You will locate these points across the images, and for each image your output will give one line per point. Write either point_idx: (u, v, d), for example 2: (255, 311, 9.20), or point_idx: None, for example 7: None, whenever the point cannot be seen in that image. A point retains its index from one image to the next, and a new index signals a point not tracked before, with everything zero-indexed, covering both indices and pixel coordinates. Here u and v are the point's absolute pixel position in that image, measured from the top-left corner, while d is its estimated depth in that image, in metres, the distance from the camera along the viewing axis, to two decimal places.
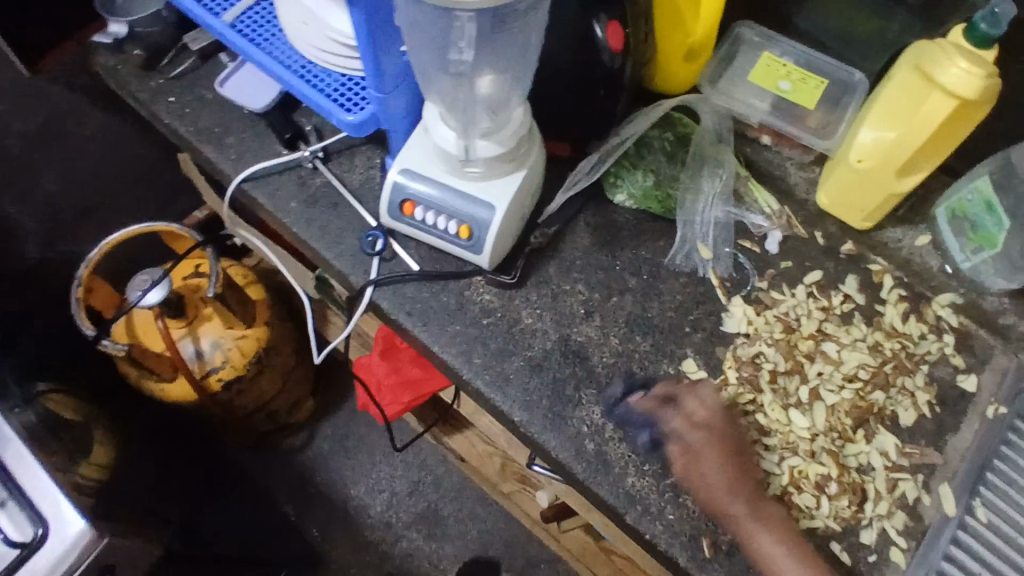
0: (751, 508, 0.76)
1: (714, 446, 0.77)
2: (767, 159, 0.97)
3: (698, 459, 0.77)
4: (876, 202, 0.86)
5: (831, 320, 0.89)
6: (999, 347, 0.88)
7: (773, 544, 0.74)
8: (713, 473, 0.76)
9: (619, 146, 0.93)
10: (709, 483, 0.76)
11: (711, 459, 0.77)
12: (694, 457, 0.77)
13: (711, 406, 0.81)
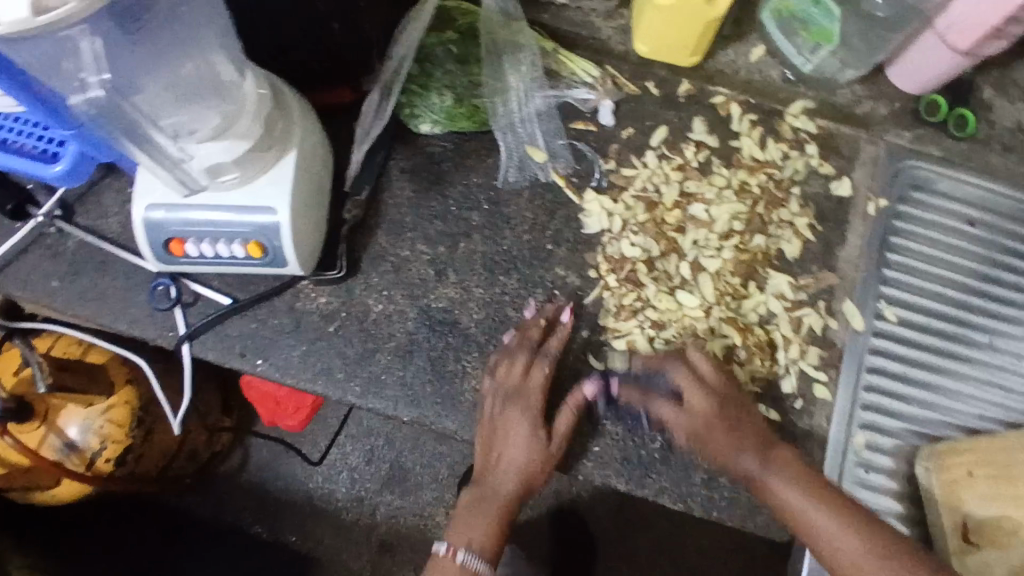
0: (786, 470, 0.69)
1: (704, 418, 0.71)
2: (570, 21, 0.84)
3: (709, 427, 0.70)
4: (696, 33, 0.75)
5: (691, 177, 0.81)
6: (862, 137, 0.83)
7: (799, 494, 0.67)
8: (720, 437, 0.70)
9: (395, 74, 0.75)
10: (727, 455, 0.70)
11: (717, 431, 0.70)
12: (689, 413, 0.72)
13: (707, 373, 0.72)
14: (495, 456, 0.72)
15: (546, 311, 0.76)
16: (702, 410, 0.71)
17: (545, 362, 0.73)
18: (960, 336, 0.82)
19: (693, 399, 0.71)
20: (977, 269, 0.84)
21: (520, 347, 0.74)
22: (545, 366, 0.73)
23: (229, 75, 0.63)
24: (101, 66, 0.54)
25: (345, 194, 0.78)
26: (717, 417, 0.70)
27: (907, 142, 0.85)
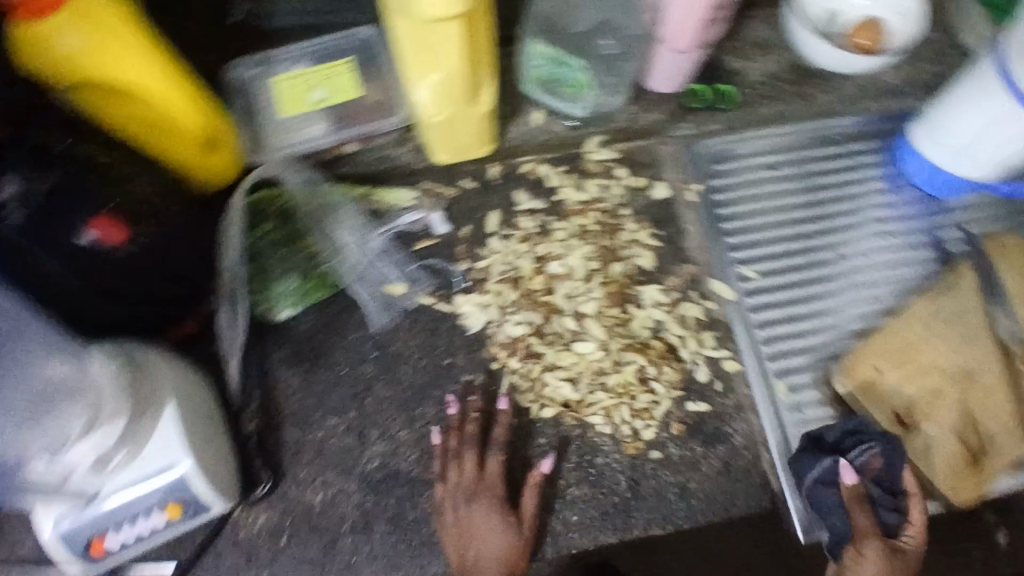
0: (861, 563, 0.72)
1: (903, 563, 0.70)
2: (368, 159, 0.88)
3: (877, 560, 0.69)
4: (477, 128, 0.82)
5: (537, 241, 0.86)
6: (655, 143, 0.93)
7: None
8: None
9: (235, 281, 0.77)
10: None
11: (874, 556, 0.69)
12: (895, 553, 0.70)
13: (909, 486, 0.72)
14: (469, 552, 0.73)
15: (469, 404, 0.79)
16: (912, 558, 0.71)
17: (501, 454, 0.76)
18: (814, 260, 0.91)
19: (915, 537, 0.72)
20: (797, 200, 0.93)
21: (467, 443, 0.77)
22: (499, 454, 0.76)
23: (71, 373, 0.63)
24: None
25: (239, 408, 0.78)
26: (906, 568, 0.70)
27: (690, 131, 0.94)
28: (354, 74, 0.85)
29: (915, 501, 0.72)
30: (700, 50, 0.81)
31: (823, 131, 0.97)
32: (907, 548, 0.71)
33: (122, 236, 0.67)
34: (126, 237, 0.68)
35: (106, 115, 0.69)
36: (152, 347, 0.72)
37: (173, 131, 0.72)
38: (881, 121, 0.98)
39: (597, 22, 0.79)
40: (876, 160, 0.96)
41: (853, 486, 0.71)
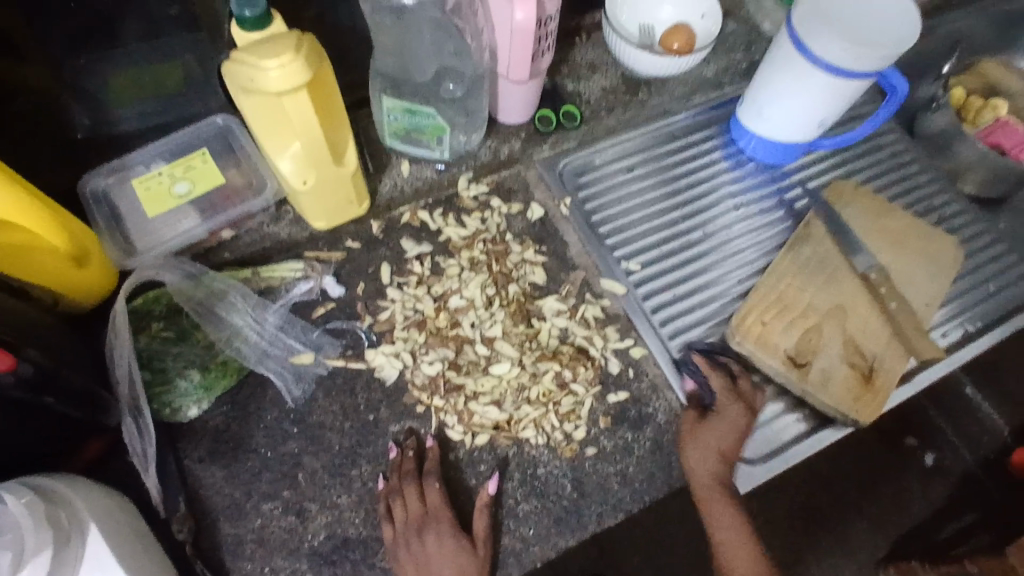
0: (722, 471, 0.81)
1: (729, 424, 0.82)
2: (248, 241, 0.88)
3: (708, 432, 0.82)
4: (349, 190, 0.84)
5: (432, 282, 0.89)
6: (520, 169, 1.00)
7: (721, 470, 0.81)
8: (712, 440, 0.81)
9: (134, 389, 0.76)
10: (699, 446, 0.81)
11: (706, 425, 0.82)
12: (721, 419, 0.83)
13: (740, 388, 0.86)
14: None
15: (407, 443, 0.80)
16: (739, 420, 0.82)
17: (434, 486, 0.77)
18: (686, 242, 0.99)
19: (729, 407, 0.83)
20: (659, 192, 1.02)
21: (405, 480, 0.77)
22: (435, 483, 0.78)
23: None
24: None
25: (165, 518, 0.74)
26: (735, 428, 0.82)
27: (548, 153, 1.01)
28: (212, 163, 0.86)
29: (713, 373, 0.86)
30: (535, 77, 0.89)
31: (665, 129, 1.07)
32: (725, 413, 0.83)
33: (11, 365, 0.61)
34: (14, 365, 0.61)
35: None
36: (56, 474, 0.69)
37: (35, 252, 0.70)
38: (711, 111, 1.10)
39: (437, 69, 0.84)
40: (716, 144, 1.08)
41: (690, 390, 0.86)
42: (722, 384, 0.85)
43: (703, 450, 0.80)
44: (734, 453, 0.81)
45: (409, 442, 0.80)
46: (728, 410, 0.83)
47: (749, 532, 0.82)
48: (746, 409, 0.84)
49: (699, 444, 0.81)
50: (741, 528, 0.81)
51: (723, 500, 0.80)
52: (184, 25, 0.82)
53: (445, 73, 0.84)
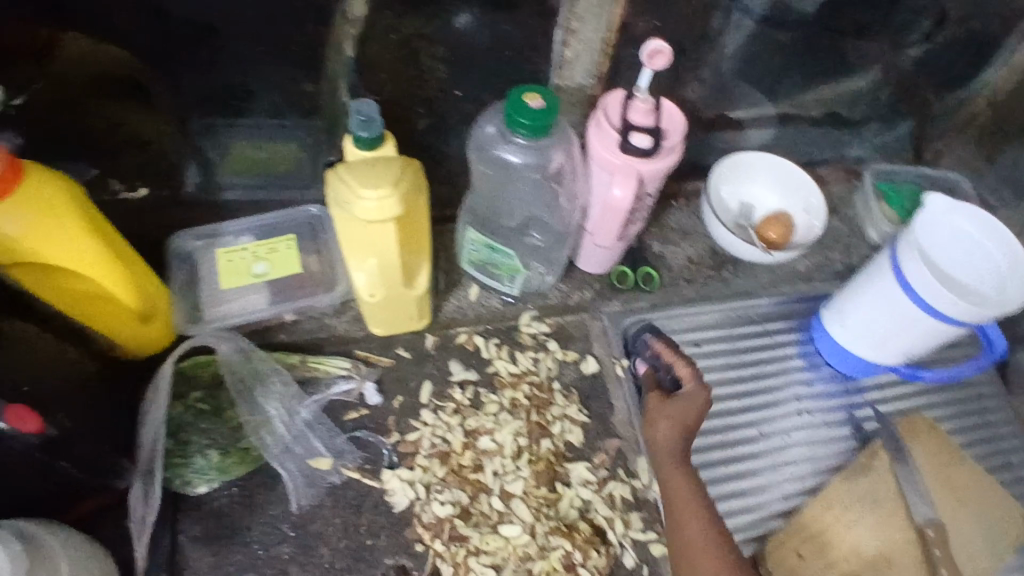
0: (677, 466, 0.79)
1: (688, 405, 0.82)
2: (305, 328, 0.89)
3: (668, 408, 0.82)
4: (413, 308, 0.85)
5: (467, 414, 0.88)
6: (585, 318, 0.97)
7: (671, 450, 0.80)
8: (667, 423, 0.81)
9: (153, 454, 0.76)
10: (660, 420, 0.82)
11: (666, 407, 0.82)
12: (680, 401, 0.82)
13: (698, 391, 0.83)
14: None
15: None
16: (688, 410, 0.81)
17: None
18: (735, 437, 0.94)
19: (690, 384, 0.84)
20: (721, 377, 0.97)
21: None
22: None
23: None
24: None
25: None
26: (696, 408, 0.82)
27: (618, 308, 0.99)
28: (294, 251, 0.89)
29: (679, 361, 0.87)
30: (621, 242, 0.89)
31: (745, 310, 1.03)
32: (682, 395, 0.83)
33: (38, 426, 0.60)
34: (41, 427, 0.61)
35: (38, 292, 0.71)
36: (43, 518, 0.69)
37: (100, 301, 0.73)
38: (797, 301, 1.05)
39: (525, 217, 0.85)
40: (794, 339, 1.03)
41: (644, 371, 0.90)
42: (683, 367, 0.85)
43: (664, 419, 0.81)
44: (693, 431, 0.81)
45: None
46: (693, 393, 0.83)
47: (699, 496, 0.77)
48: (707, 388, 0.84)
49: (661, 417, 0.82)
50: (689, 491, 0.77)
51: (679, 466, 0.79)
52: (302, 116, 0.87)
53: (533, 222, 0.85)
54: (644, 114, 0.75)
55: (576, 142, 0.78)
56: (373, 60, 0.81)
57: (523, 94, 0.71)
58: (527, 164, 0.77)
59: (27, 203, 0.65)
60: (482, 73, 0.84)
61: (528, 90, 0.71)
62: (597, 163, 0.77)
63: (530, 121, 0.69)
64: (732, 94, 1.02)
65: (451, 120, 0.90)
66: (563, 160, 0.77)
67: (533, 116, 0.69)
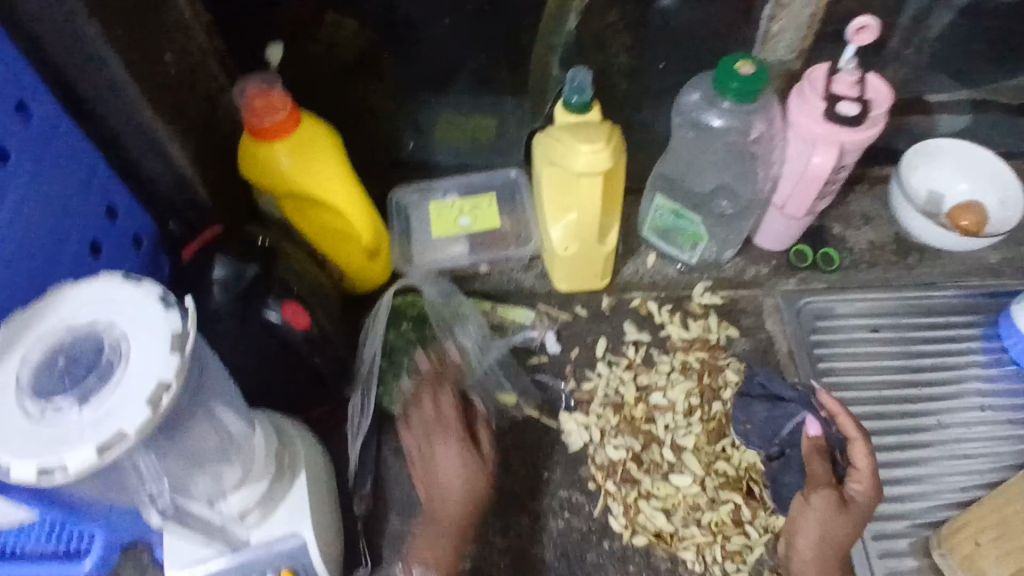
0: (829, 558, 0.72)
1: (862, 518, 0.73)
2: (497, 279, 0.98)
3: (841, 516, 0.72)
4: (599, 266, 0.91)
5: (640, 371, 0.92)
6: (759, 293, 0.99)
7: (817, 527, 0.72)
8: (819, 524, 0.72)
9: (370, 371, 0.87)
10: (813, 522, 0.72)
11: (830, 514, 0.72)
12: (845, 512, 0.72)
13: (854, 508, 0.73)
14: (429, 488, 0.80)
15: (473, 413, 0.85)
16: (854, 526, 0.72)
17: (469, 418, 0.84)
18: (911, 425, 0.90)
19: (866, 483, 0.74)
20: (898, 365, 0.95)
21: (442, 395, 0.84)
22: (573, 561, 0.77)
23: (241, 427, 0.69)
24: (163, 479, 0.57)
25: (353, 493, 0.85)
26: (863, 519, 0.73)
27: (793, 287, 0.99)
28: (494, 208, 0.98)
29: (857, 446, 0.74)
30: (807, 218, 0.91)
31: (927, 301, 0.99)
32: (861, 496, 0.74)
33: (304, 321, 0.73)
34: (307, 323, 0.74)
35: (297, 219, 0.85)
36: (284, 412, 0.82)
37: (340, 235, 0.86)
38: (982, 298, 1.00)
39: (715, 185, 0.89)
40: (978, 334, 0.97)
41: (817, 436, 0.77)
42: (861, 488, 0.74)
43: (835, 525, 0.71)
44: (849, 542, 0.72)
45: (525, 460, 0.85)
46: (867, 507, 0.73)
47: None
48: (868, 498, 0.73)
49: (823, 497, 0.72)
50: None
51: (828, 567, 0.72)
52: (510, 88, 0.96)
53: (721, 190, 0.89)
54: (850, 86, 0.77)
55: (777, 111, 0.81)
56: (581, 36, 0.89)
57: (735, 62, 0.76)
58: (729, 126, 0.81)
59: (302, 143, 0.78)
60: (681, 50, 0.90)
61: (739, 57, 0.76)
62: (795, 133, 0.80)
63: (741, 84, 0.74)
64: (928, 80, 1.00)
65: (645, 95, 0.95)
66: (761, 129, 0.81)
67: (744, 78, 0.74)
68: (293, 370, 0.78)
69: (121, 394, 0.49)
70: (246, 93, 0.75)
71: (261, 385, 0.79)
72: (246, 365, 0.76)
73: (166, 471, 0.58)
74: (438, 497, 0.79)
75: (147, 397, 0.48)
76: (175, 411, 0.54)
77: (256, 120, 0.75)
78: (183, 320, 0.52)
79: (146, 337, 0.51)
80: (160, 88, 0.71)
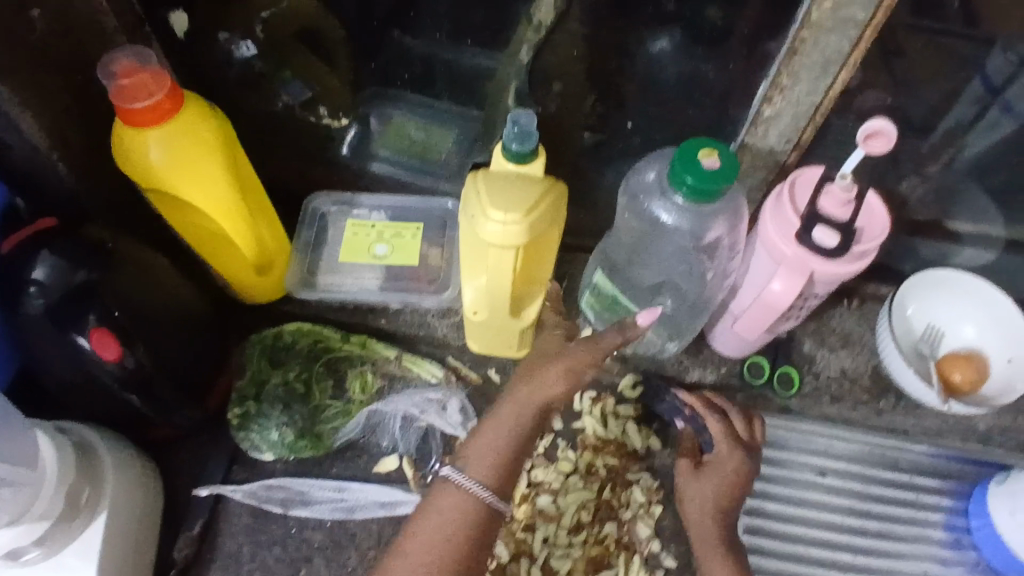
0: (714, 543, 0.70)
1: (724, 474, 0.73)
2: (405, 320, 0.86)
3: (701, 482, 0.74)
4: (514, 338, 0.79)
5: (539, 465, 0.80)
6: None
7: (691, 507, 0.73)
8: (707, 494, 0.73)
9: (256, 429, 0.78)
10: (694, 502, 0.73)
11: (699, 478, 0.74)
12: (712, 470, 0.74)
13: (727, 468, 0.73)
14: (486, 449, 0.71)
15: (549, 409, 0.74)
16: (744, 462, 0.73)
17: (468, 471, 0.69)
18: None
19: (725, 449, 0.74)
20: (837, 521, 0.81)
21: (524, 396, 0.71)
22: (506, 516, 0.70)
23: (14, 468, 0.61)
24: None
25: (178, 530, 0.75)
26: (732, 477, 0.73)
27: (742, 402, 0.85)
28: (418, 241, 0.86)
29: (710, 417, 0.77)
30: (763, 333, 0.78)
31: (892, 454, 0.85)
32: (721, 455, 0.74)
33: (115, 355, 0.62)
34: (120, 355, 0.63)
35: (171, 223, 0.72)
36: (107, 433, 0.72)
37: (220, 246, 0.74)
38: (957, 462, 0.85)
39: (665, 277, 0.75)
40: (944, 504, 0.82)
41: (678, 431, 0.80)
42: (719, 426, 0.76)
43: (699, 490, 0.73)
44: (732, 502, 0.72)
45: (424, 400, 0.81)
46: (758, 433, 0.77)
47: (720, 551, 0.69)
48: (744, 456, 0.73)
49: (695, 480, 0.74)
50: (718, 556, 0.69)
51: (719, 549, 0.70)
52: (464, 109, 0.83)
53: (668, 286, 0.75)
54: (840, 205, 0.64)
55: (745, 216, 0.68)
56: (547, 69, 0.76)
57: (699, 149, 0.61)
58: (682, 227, 0.68)
59: (180, 134, 0.65)
60: (662, 110, 0.78)
61: (704, 145, 0.61)
62: (763, 244, 0.68)
63: (697, 181, 0.59)
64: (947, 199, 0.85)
65: (616, 149, 0.83)
66: (717, 238, 0.69)
67: (702, 176, 0.59)
68: (112, 395, 0.68)
69: None
70: (112, 69, 0.62)
71: (82, 398, 0.69)
72: (61, 378, 0.66)
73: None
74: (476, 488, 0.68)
75: None
76: None
77: (121, 103, 0.62)
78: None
79: None
80: (15, 46, 0.59)
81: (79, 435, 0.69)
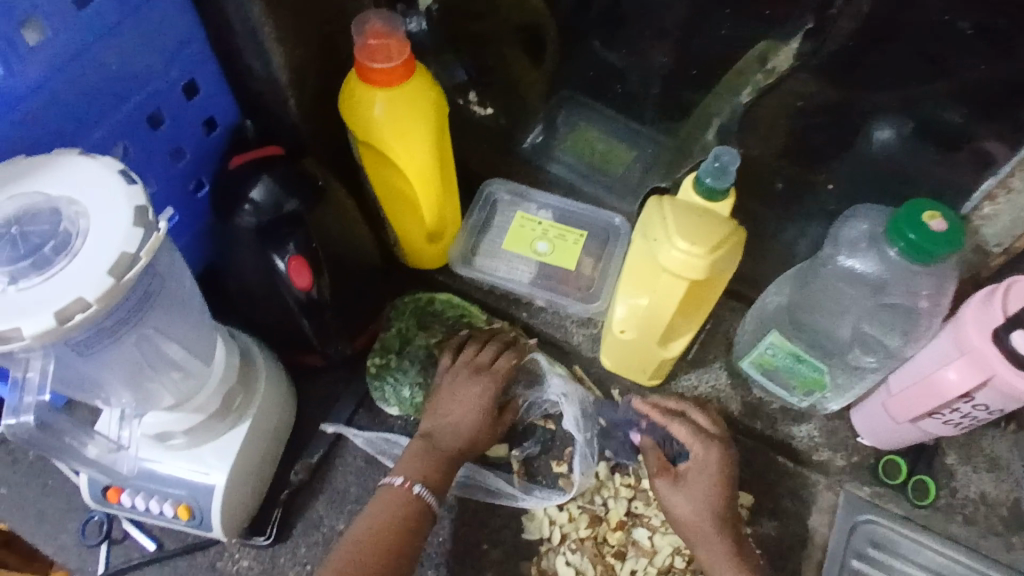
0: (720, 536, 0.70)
1: (715, 468, 0.72)
2: (544, 319, 0.88)
3: (684, 481, 0.73)
4: (650, 365, 0.79)
5: (642, 497, 0.79)
6: (819, 482, 0.81)
7: (681, 506, 0.72)
8: (694, 490, 0.72)
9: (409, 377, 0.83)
10: (676, 496, 0.72)
11: (674, 483, 0.73)
12: (688, 475, 0.73)
13: (717, 461, 0.73)
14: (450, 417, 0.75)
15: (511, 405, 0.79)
16: (718, 456, 0.73)
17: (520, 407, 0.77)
18: None
19: (695, 448, 0.73)
20: None
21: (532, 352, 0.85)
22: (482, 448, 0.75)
23: (187, 358, 0.65)
24: (42, 390, 0.52)
25: (297, 454, 0.80)
26: (726, 469, 0.73)
27: (865, 495, 0.81)
28: (579, 247, 0.86)
29: (672, 424, 0.75)
30: (914, 430, 0.73)
31: None
32: (696, 460, 0.73)
33: (305, 284, 0.67)
34: (307, 285, 0.68)
35: (370, 175, 0.78)
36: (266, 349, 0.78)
37: (405, 207, 0.79)
38: None
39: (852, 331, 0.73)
40: None
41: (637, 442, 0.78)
42: (680, 431, 0.74)
43: (688, 488, 0.72)
44: (729, 494, 0.72)
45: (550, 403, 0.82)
46: (715, 424, 0.77)
47: (724, 541, 0.70)
48: (724, 448, 0.74)
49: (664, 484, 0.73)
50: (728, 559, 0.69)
51: (729, 547, 0.69)
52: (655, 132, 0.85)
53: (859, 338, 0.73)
54: None
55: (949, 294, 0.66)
56: (755, 114, 0.76)
57: (922, 210, 0.60)
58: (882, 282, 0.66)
59: (401, 101, 0.70)
60: (862, 179, 0.75)
61: (928, 206, 0.60)
62: (956, 332, 0.64)
63: (920, 240, 0.58)
64: None
65: (801, 207, 0.81)
66: (927, 296, 0.66)
67: (927, 236, 0.58)
68: (280, 313, 0.74)
69: (58, 272, 0.47)
70: (364, 28, 0.67)
71: (256, 311, 0.75)
72: (245, 288, 0.72)
73: (58, 375, 0.56)
74: (437, 437, 0.74)
75: (57, 310, 0.46)
76: (116, 305, 0.52)
77: (363, 60, 0.68)
78: (139, 245, 0.48)
79: (105, 228, 0.49)
80: None
81: (243, 343, 0.75)
